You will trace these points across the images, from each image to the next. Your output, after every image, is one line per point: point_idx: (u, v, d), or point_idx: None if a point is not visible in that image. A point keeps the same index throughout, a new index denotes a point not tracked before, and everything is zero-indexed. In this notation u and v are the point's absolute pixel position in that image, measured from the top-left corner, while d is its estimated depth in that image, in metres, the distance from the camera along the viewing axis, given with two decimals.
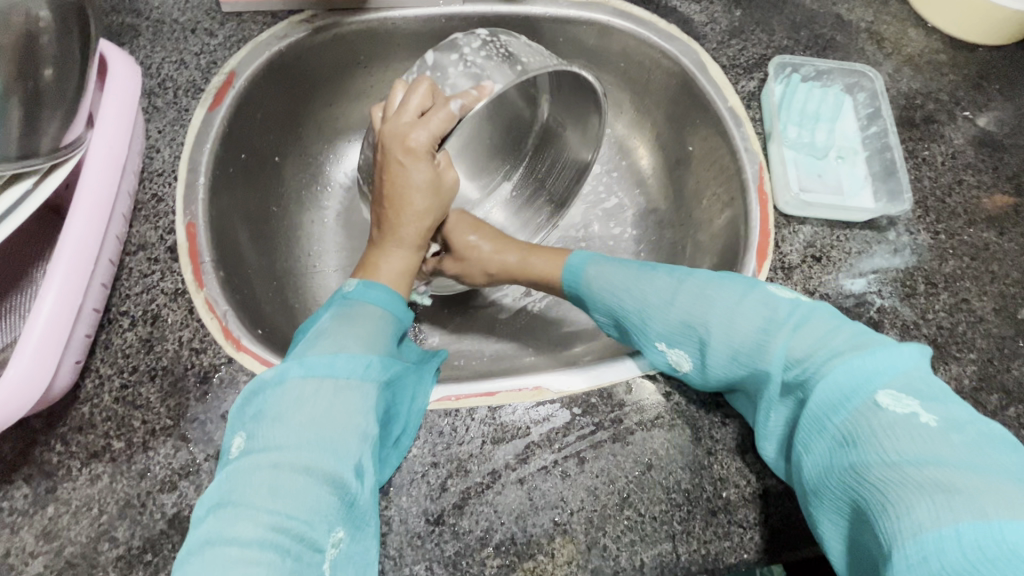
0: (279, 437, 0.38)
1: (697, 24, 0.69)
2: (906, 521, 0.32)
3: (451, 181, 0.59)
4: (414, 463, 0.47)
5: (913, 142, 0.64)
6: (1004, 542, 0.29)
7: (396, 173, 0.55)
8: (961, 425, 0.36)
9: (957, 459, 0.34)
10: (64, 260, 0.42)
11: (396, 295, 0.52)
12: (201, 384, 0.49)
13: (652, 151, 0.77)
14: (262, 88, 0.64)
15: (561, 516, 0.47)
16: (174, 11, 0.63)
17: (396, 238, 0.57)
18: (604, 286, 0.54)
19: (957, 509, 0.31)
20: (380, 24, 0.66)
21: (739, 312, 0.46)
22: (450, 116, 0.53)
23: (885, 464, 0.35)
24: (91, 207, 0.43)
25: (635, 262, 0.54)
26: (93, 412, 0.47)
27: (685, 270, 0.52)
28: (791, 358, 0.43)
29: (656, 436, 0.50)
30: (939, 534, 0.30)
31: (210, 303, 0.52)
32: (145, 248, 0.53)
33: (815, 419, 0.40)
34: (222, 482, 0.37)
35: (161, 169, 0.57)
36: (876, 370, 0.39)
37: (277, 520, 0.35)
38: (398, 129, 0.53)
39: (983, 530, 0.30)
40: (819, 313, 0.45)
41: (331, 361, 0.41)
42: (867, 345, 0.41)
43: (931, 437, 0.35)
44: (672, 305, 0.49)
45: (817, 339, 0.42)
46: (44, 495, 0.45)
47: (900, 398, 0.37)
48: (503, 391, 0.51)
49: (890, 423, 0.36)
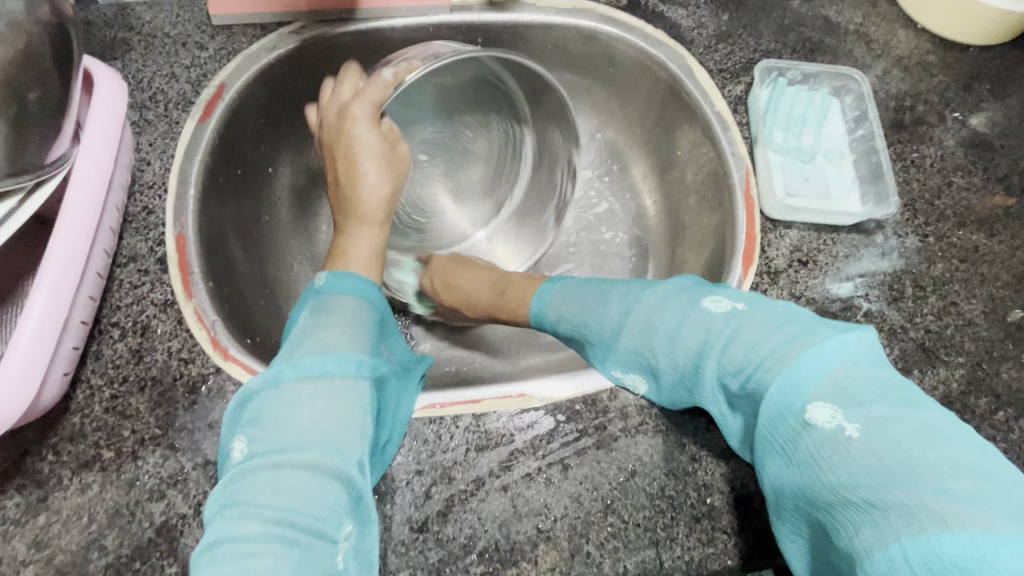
0: (281, 438, 0.38)
1: (684, 29, 0.69)
2: (859, 543, 0.31)
3: (404, 153, 0.59)
4: (399, 471, 0.48)
5: (901, 144, 0.64)
6: (950, 559, 0.28)
7: (346, 145, 0.55)
8: (900, 423, 0.33)
9: (889, 470, 0.32)
10: (50, 275, 0.42)
11: (371, 284, 0.52)
12: (189, 394, 0.50)
13: (642, 156, 0.77)
14: (254, 100, 0.65)
15: (544, 524, 0.47)
16: (165, 26, 0.64)
17: (358, 216, 0.57)
18: (565, 316, 0.53)
19: (895, 528, 0.30)
20: (369, 34, 0.67)
21: (677, 334, 0.45)
22: (386, 86, 0.55)
23: (827, 485, 0.34)
24: (78, 221, 0.44)
25: (593, 281, 0.53)
26: (84, 422, 0.48)
27: (620, 288, 0.51)
28: (729, 375, 0.41)
29: (640, 443, 0.50)
30: (886, 554, 0.29)
31: (199, 313, 0.53)
32: (135, 260, 0.54)
33: (764, 441, 0.39)
34: (228, 484, 0.37)
35: (152, 182, 0.58)
36: (804, 380, 0.37)
37: (284, 516, 0.34)
38: (339, 107, 0.55)
39: (924, 547, 0.28)
40: (753, 315, 0.42)
41: (322, 363, 0.41)
42: (794, 348, 0.38)
43: (861, 450, 0.33)
44: (624, 329, 0.48)
45: (748, 347, 0.40)
46: (36, 504, 0.45)
47: (828, 410, 0.35)
48: (487, 399, 0.51)
49: (822, 441, 0.35)
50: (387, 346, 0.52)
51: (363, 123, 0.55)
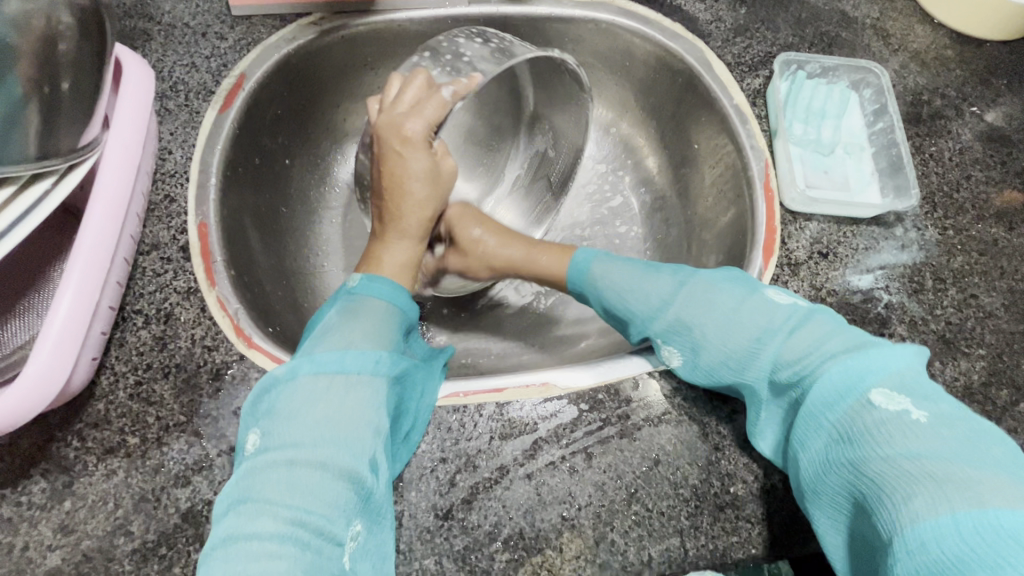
0: (295, 434, 0.39)
1: (701, 22, 0.69)
2: (906, 511, 0.33)
3: (450, 170, 0.59)
4: (424, 459, 0.48)
5: (919, 138, 0.64)
6: (1002, 529, 0.31)
7: (395, 165, 0.55)
8: (956, 421, 0.37)
9: (950, 452, 0.35)
10: (81, 260, 0.42)
11: (400, 288, 0.52)
12: (213, 381, 0.50)
13: (658, 150, 0.77)
14: (273, 91, 0.65)
15: (569, 512, 0.47)
16: (185, 16, 0.64)
17: (398, 228, 0.58)
18: (609, 284, 0.52)
19: (951, 499, 0.32)
20: (388, 26, 0.67)
21: (736, 321, 0.46)
22: (444, 104, 0.53)
23: (884, 458, 0.36)
24: (107, 207, 0.44)
25: (639, 259, 0.53)
26: (108, 408, 0.48)
27: (668, 269, 0.51)
28: (786, 362, 0.44)
29: (663, 432, 0.50)
30: (937, 522, 0.32)
31: (222, 301, 0.53)
32: (158, 248, 0.54)
33: (811, 420, 0.41)
34: (239, 479, 0.38)
35: (174, 171, 0.58)
36: (871, 371, 0.40)
37: (297, 514, 0.36)
38: (393, 120, 0.54)
39: (979, 518, 0.31)
40: (816, 317, 0.46)
41: (341, 358, 0.42)
42: (863, 347, 0.42)
43: (926, 433, 0.36)
44: (672, 309, 0.49)
45: (815, 339, 0.44)
46: (61, 489, 0.45)
47: (892, 397, 0.38)
48: (510, 388, 0.51)
49: (885, 421, 0.37)
50: (409, 346, 0.52)
51: (415, 143, 0.54)
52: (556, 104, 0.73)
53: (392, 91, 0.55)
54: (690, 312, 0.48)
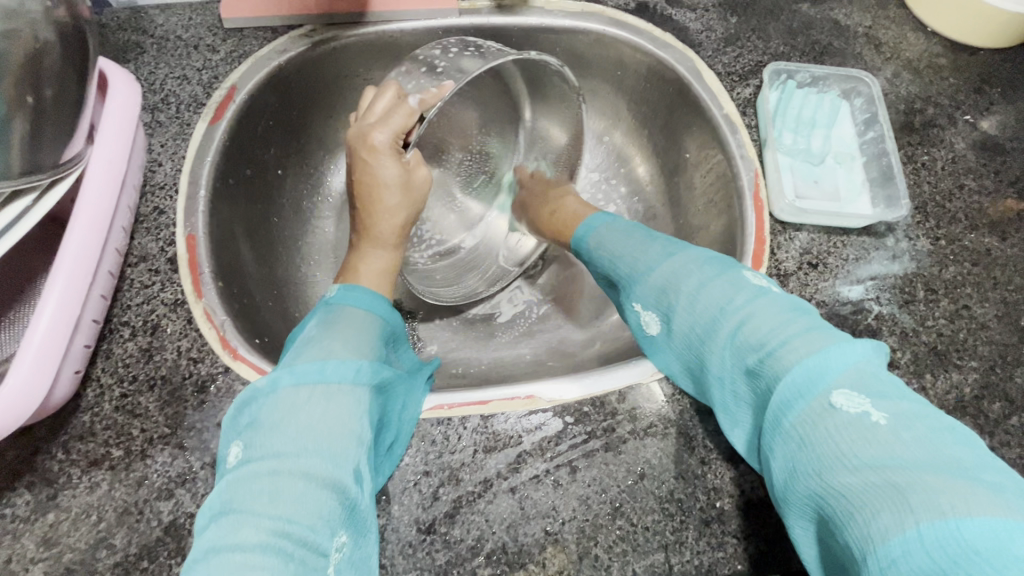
0: (276, 444, 0.37)
1: (692, 32, 0.69)
2: (873, 526, 0.29)
3: (423, 178, 0.59)
4: (407, 472, 0.48)
5: (912, 147, 0.64)
6: (972, 545, 0.26)
7: (365, 173, 0.56)
8: (918, 420, 0.33)
9: (909, 459, 0.31)
10: (62, 274, 0.43)
11: (380, 298, 0.53)
12: (198, 393, 0.50)
13: (650, 159, 0.77)
14: (264, 102, 0.65)
15: (552, 526, 0.46)
16: (177, 29, 0.65)
17: (372, 238, 0.58)
18: (607, 247, 0.53)
19: (915, 511, 0.28)
20: (378, 37, 0.67)
21: (705, 292, 0.43)
22: (410, 113, 0.54)
23: (845, 468, 0.32)
24: (90, 221, 0.44)
25: (643, 227, 0.52)
26: (93, 421, 0.48)
27: (656, 241, 0.49)
28: (748, 347, 0.39)
29: (649, 445, 0.50)
30: (903, 539, 0.27)
31: (208, 312, 0.53)
32: (146, 260, 0.55)
33: (774, 419, 0.37)
34: (221, 491, 0.37)
35: (163, 183, 0.58)
36: (829, 366, 0.35)
37: (279, 525, 0.34)
38: (362, 130, 0.55)
39: (946, 532, 0.27)
40: (781, 300, 0.41)
41: (320, 368, 0.41)
42: (824, 337, 0.37)
43: (888, 438, 0.32)
44: (652, 273, 0.47)
45: (774, 323, 0.39)
46: (45, 502, 0.46)
47: (853, 397, 0.34)
48: (496, 399, 0.51)
49: (843, 426, 0.33)
50: (397, 356, 0.52)
51: (384, 152, 0.54)
52: (555, 106, 0.72)
53: (365, 102, 0.57)
54: (663, 285, 0.46)
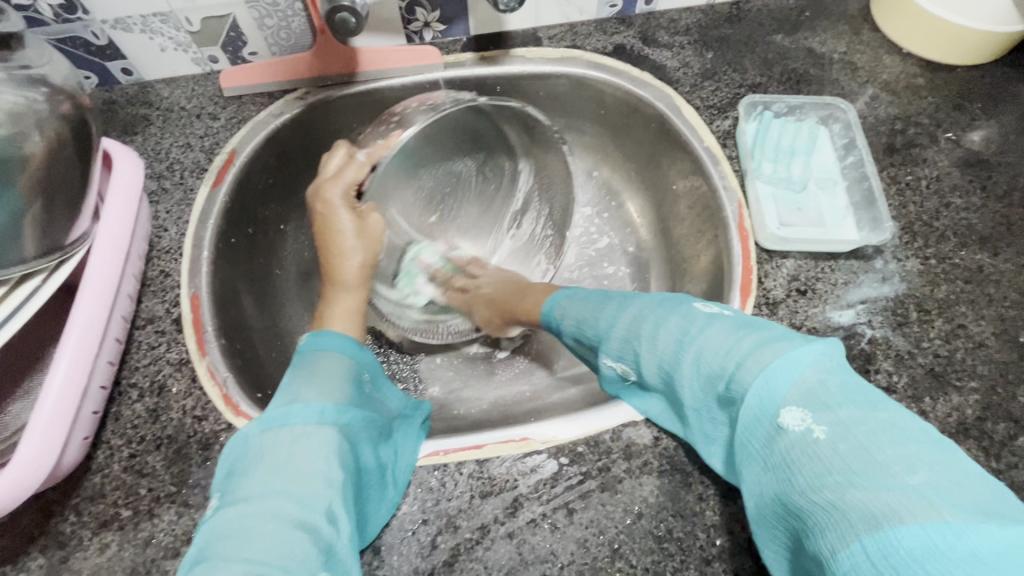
0: (250, 489, 0.39)
1: (669, 69, 0.72)
2: (825, 543, 0.30)
3: (377, 225, 0.62)
4: (405, 521, 0.48)
5: (894, 168, 0.64)
6: (906, 550, 0.27)
7: (324, 222, 0.60)
8: (863, 425, 0.32)
9: (851, 471, 0.31)
10: (69, 347, 0.45)
11: (350, 339, 0.54)
12: (202, 451, 0.51)
13: (639, 193, 0.78)
14: (263, 163, 0.68)
15: (551, 571, 0.46)
16: (181, 100, 0.69)
17: (337, 282, 0.60)
18: (570, 313, 0.54)
19: (856, 525, 0.29)
20: (369, 93, 0.71)
21: (660, 330, 0.44)
22: (359, 165, 0.62)
23: (798, 489, 0.33)
24: (96, 294, 0.47)
25: (597, 290, 0.54)
26: (103, 482, 0.50)
27: (605, 300, 0.51)
28: (707, 381, 0.40)
29: (645, 484, 0.50)
30: (850, 552, 0.29)
31: (211, 370, 0.55)
32: (153, 322, 0.57)
33: (745, 446, 0.38)
34: (198, 537, 0.37)
35: (169, 247, 0.61)
36: (775, 386, 0.36)
37: (250, 565, 0.34)
38: (320, 184, 0.61)
39: (882, 542, 0.28)
40: (730, 322, 0.41)
41: (286, 412, 0.43)
42: (772, 351, 0.37)
43: (826, 452, 0.32)
44: (611, 330, 0.48)
45: (726, 349, 0.39)
46: (57, 565, 0.47)
47: (798, 413, 0.34)
48: (490, 444, 0.52)
49: (792, 446, 0.34)
50: (373, 395, 0.53)
51: (338, 200, 0.60)
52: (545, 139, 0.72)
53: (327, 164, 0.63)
54: (622, 339, 0.47)
